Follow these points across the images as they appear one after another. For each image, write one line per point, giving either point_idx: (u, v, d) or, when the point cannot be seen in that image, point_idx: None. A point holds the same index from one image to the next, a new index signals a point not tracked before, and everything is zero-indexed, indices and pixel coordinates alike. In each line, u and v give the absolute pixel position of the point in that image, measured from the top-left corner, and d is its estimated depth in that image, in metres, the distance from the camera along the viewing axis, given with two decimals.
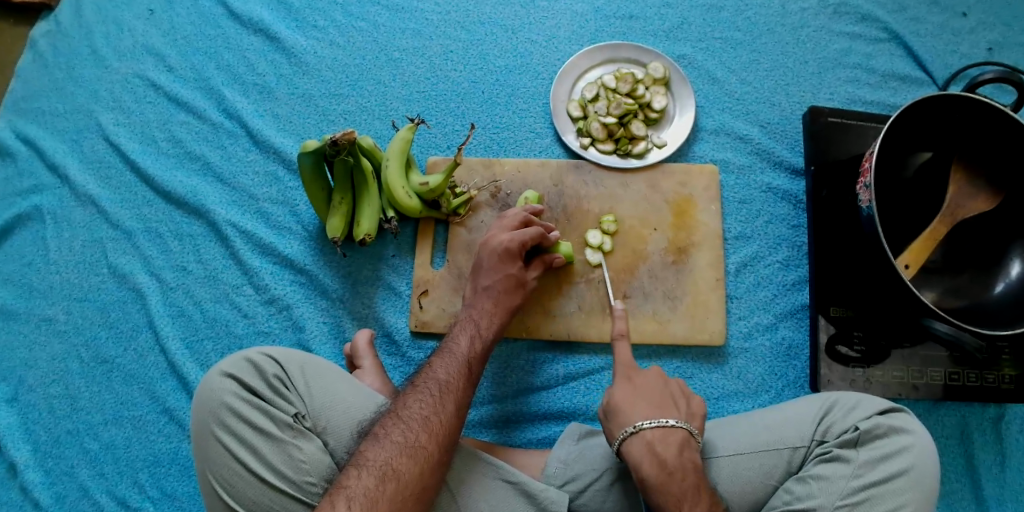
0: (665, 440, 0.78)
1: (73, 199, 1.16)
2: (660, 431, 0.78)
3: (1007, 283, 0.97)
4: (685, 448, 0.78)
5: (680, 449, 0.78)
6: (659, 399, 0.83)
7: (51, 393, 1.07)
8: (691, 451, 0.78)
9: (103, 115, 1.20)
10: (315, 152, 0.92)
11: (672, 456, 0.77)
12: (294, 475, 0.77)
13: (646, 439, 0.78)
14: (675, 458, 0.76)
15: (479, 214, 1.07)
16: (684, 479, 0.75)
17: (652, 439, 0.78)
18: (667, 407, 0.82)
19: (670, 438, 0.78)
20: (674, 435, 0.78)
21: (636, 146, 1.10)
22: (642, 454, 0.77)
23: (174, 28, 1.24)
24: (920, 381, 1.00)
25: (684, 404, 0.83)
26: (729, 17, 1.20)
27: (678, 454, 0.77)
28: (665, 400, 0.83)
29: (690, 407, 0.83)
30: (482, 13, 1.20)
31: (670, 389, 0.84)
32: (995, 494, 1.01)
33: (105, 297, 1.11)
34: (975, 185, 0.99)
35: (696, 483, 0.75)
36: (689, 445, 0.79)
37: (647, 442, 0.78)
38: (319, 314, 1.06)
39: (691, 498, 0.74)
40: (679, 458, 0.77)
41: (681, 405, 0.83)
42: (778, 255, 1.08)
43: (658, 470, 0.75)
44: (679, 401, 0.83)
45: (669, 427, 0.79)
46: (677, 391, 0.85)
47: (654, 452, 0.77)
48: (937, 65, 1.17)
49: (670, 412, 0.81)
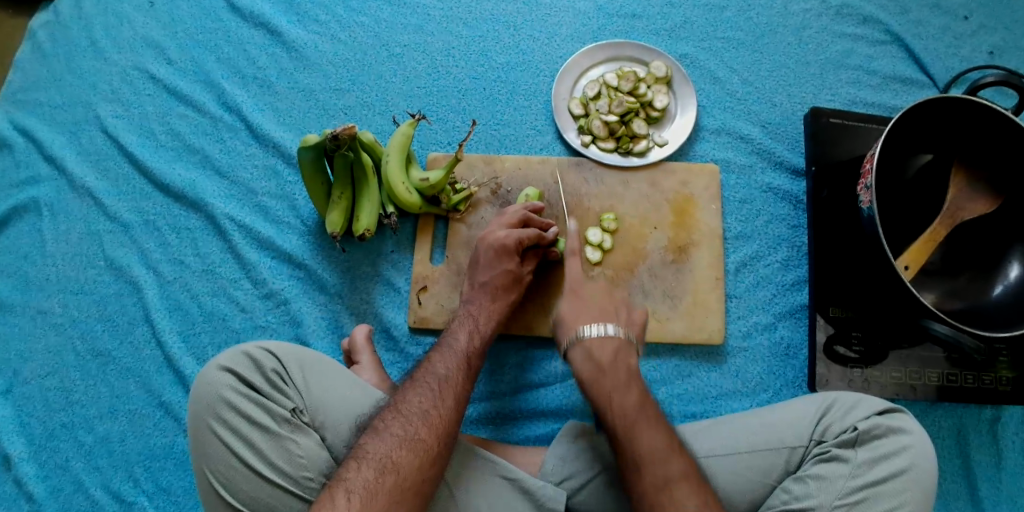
0: (601, 343, 0.83)
1: (70, 191, 1.15)
2: (598, 338, 0.83)
3: (1005, 286, 0.97)
4: (621, 351, 0.83)
5: (616, 352, 0.83)
6: (602, 309, 0.87)
7: (47, 386, 1.06)
8: (628, 355, 0.84)
9: (102, 107, 1.19)
10: (315, 146, 0.92)
11: (607, 358, 0.82)
12: (291, 470, 0.77)
13: (585, 346, 0.83)
14: (609, 359, 0.82)
15: (479, 210, 1.07)
16: (617, 375, 0.81)
17: (591, 347, 0.83)
18: (607, 316, 0.86)
19: (607, 343, 0.83)
20: (611, 342, 0.83)
21: (637, 145, 1.09)
22: (582, 360, 0.83)
23: (174, 20, 1.23)
24: (917, 382, 1.00)
25: (625, 314, 0.88)
26: (731, 17, 1.20)
27: (613, 356, 0.82)
28: (606, 311, 0.87)
29: (631, 316, 0.88)
30: (484, 9, 1.20)
31: (614, 302, 0.88)
32: (990, 495, 1.01)
33: (102, 290, 1.10)
34: (975, 188, 1.00)
35: (628, 379, 0.81)
36: (626, 350, 0.84)
37: (586, 349, 0.83)
38: (316, 308, 1.06)
39: (622, 391, 0.79)
40: (613, 360, 0.82)
41: (622, 315, 0.87)
42: (778, 255, 1.08)
43: (593, 370, 0.82)
44: (620, 313, 0.88)
45: (607, 334, 0.84)
46: (620, 304, 0.89)
47: (591, 357, 0.83)
48: (937, 68, 1.17)
49: (609, 321, 0.86)
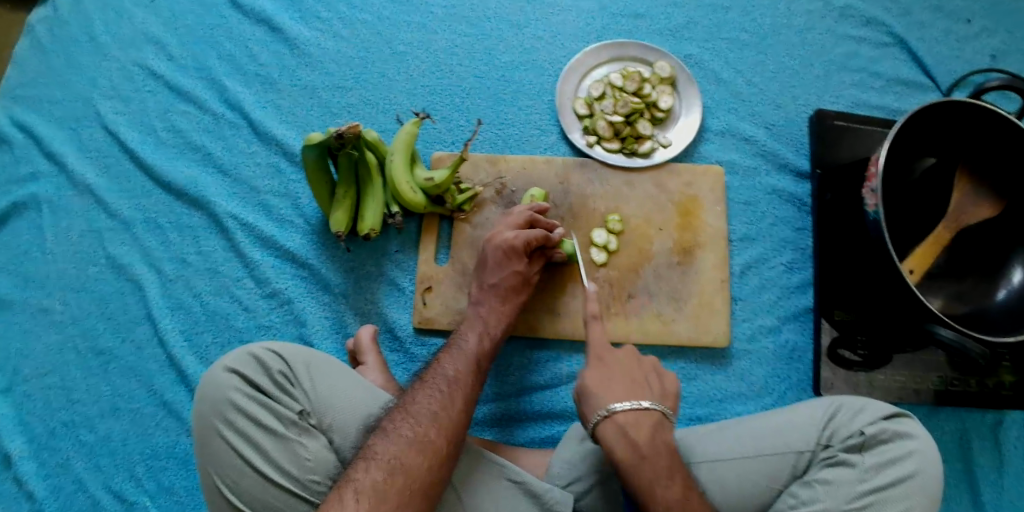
0: (637, 424, 0.78)
1: (70, 188, 1.14)
2: (634, 416, 0.78)
3: (1010, 289, 0.97)
4: (659, 430, 0.79)
5: (653, 432, 0.78)
6: (635, 378, 0.83)
7: (47, 384, 1.05)
8: (666, 432, 0.79)
9: (102, 104, 1.18)
10: (320, 144, 0.91)
11: (644, 439, 0.77)
12: (298, 473, 0.77)
13: (619, 425, 0.78)
14: (647, 440, 0.77)
15: (484, 211, 1.06)
16: (657, 461, 0.76)
17: (626, 426, 0.78)
18: (640, 391, 0.81)
19: (643, 421, 0.78)
20: (648, 420, 0.78)
21: (641, 145, 1.09)
22: (618, 440, 0.77)
23: (175, 16, 1.22)
24: (921, 386, 1.00)
25: (657, 384, 0.83)
26: (736, 18, 1.19)
27: (651, 438, 0.77)
28: (638, 382, 0.82)
29: (663, 385, 0.84)
30: (488, 8, 1.19)
31: (644, 372, 0.83)
32: (992, 497, 1.01)
33: (103, 288, 1.09)
34: (978, 193, 1.00)
35: (671, 464, 0.76)
36: (663, 427, 0.79)
37: (620, 427, 0.78)
38: (320, 308, 1.05)
39: (664, 482, 0.75)
40: (651, 442, 0.77)
41: (654, 384, 0.83)
42: (783, 257, 1.08)
43: (629, 451, 0.76)
44: (652, 381, 0.83)
45: (644, 410, 0.79)
46: (651, 372, 0.84)
47: (628, 437, 0.77)
48: (940, 70, 1.17)
49: (642, 394, 0.81)
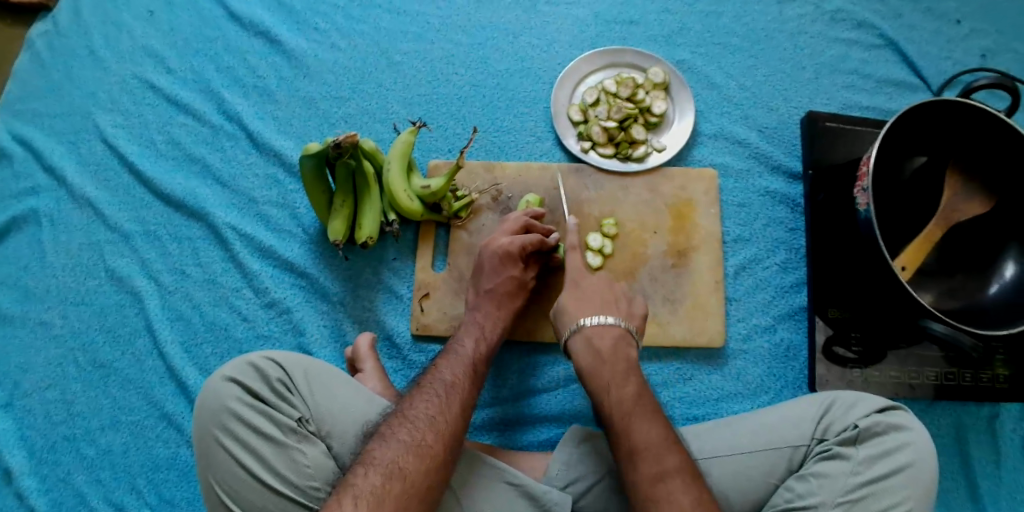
0: (600, 333, 0.88)
1: (70, 201, 1.15)
2: (598, 327, 0.88)
3: (1001, 285, 0.99)
4: (621, 342, 0.88)
5: (616, 342, 0.88)
6: (605, 300, 0.92)
7: (48, 398, 1.06)
8: (628, 346, 0.88)
9: (102, 117, 1.19)
10: (317, 154, 0.93)
11: (606, 348, 0.87)
12: (298, 480, 0.77)
13: (586, 335, 0.88)
14: (609, 349, 0.87)
15: (480, 217, 1.07)
16: (615, 365, 0.85)
17: (591, 336, 0.88)
18: (608, 309, 0.91)
19: (607, 332, 0.88)
20: (611, 331, 0.88)
21: (636, 150, 1.10)
22: (583, 347, 0.88)
23: (173, 30, 1.23)
24: (916, 381, 1.01)
25: (626, 306, 0.93)
26: (728, 23, 1.21)
27: (613, 345, 0.87)
28: (607, 302, 0.92)
29: (631, 308, 0.93)
30: (483, 17, 1.21)
31: (615, 293, 0.94)
32: (990, 493, 1.02)
33: (103, 301, 1.10)
34: (970, 189, 1.01)
35: (626, 369, 0.85)
36: (626, 340, 0.88)
37: (586, 336, 0.88)
38: (319, 317, 1.06)
39: (619, 382, 0.83)
40: (612, 350, 0.87)
41: (623, 307, 0.92)
42: (777, 258, 1.09)
43: (593, 359, 0.86)
44: (621, 304, 0.93)
45: (608, 324, 0.89)
46: (621, 297, 0.94)
47: (593, 345, 0.87)
48: (930, 71, 1.19)
49: (608, 312, 0.91)
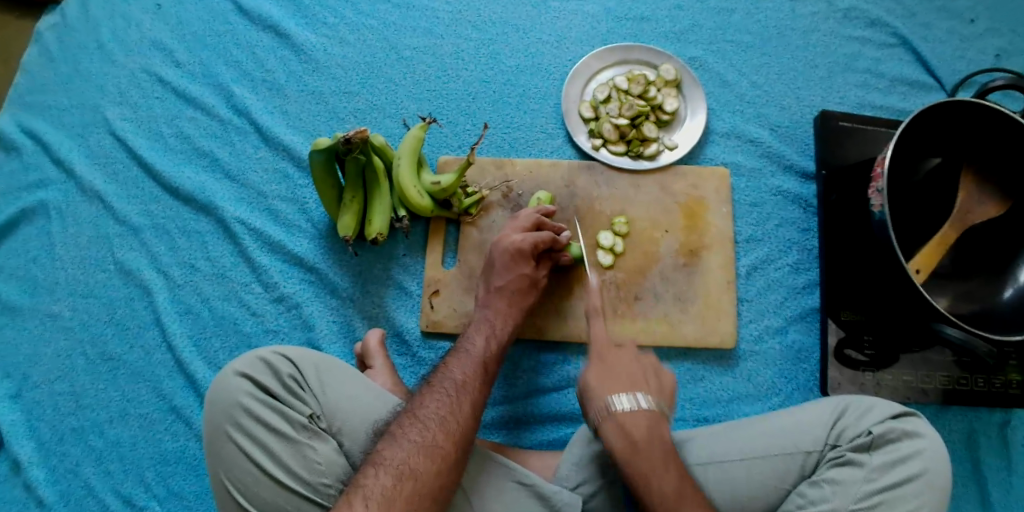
0: (623, 378, 0.83)
1: (79, 194, 1.15)
2: (631, 412, 0.79)
3: (1016, 288, 0.97)
4: (656, 426, 0.79)
5: (650, 427, 0.79)
6: (632, 378, 0.83)
7: (56, 390, 1.06)
8: (662, 428, 0.80)
9: (110, 110, 1.19)
10: (327, 149, 0.92)
11: (628, 394, 0.82)
12: (309, 476, 0.77)
13: (618, 421, 0.79)
14: (644, 436, 0.78)
15: (491, 214, 1.07)
16: (652, 453, 0.77)
17: (614, 383, 0.83)
18: (638, 386, 0.82)
19: (640, 417, 0.79)
20: (644, 416, 0.79)
21: (647, 148, 1.10)
22: (615, 435, 0.78)
23: (182, 23, 1.23)
24: (928, 385, 1.01)
25: (655, 381, 0.84)
26: (740, 20, 1.20)
27: (648, 432, 0.78)
28: (637, 380, 0.83)
29: (653, 348, 0.89)
30: (493, 12, 1.20)
31: (643, 369, 0.84)
32: (1002, 499, 1.02)
33: (112, 294, 1.10)
34: (984, 191, 1.01)
35: (664, 459, 0.77)
36: (660, 424, 0.79)
37: (619, 424, 0.79)
38: (328, 313, 1.06)
39: (660, 473, 0.75)
40: (648, 436, 0.78)
41: (653, 383, 0.84)
42: (788, 258, 1.08)
43: (628, 445, 0.77)
44: (642, 345, 0.88)
45: (640, 406, 0.80)
46: (649, 371, 0.85)
47: (626, 432, 0.78)
48: (944, 70, 1.17)
49: (639, 389, 0.82)
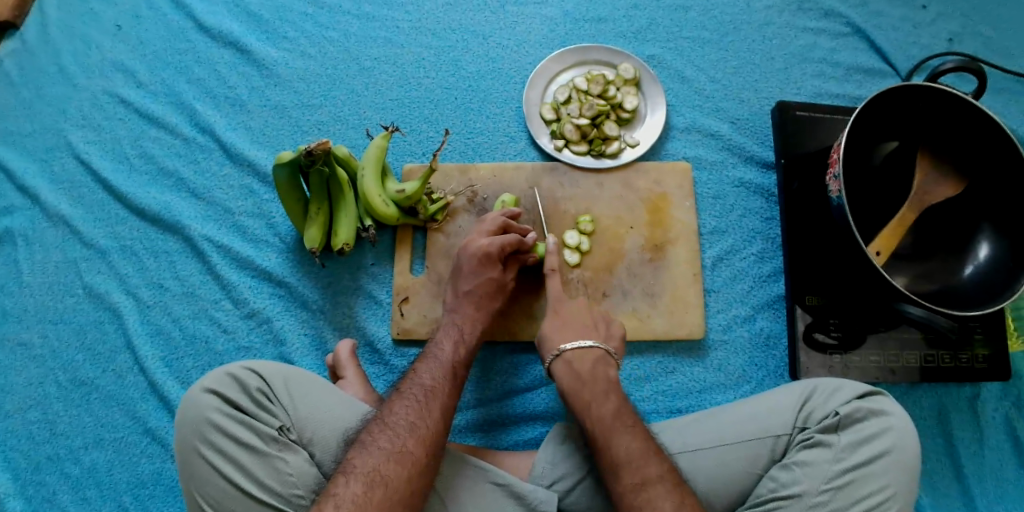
0: (580, 356, 0.90)
1: (45, 219, 1.14)
2: (577, 350, 0.91)
3: (975, 265, 1.00)
4: (600, 362, 0.91)
5: (595, 364, 0.90)
6: (582, 323, 0.95)
7: (29, 419, 1.05)
8: (607, 366, 0.90)
9: (73, 133, 1.18)
10: (290, 162, 0.93)
11: (586, 369, 0.89)
12: (281, 489, 0.77)
13: (566, 359, 0.91)
14: (588, 370, 0.89)
15: (457, 219, 1.07)
16: (596, 385, 0.87)
17: (570, 358, 0.91)
18: (588, 331, 0.94)
19: (586, 355, 0.91)
20: (589, 354, 0.91)
21: (609, 146, 1.11)
22: (564, 371, 0.90)
23: (142, 43, 1.23)
24: (897, 365, 1.03)
25: (604, 330, 0.96)
26: (696, 16, 1.21)
27: (592, 367, 0.89)
28: (587, 327, 0.95)
29: (610, 330, 0.96)
30: (452, 19, 1.21)
31: (594, 319, 0.97)
32: (975, 472, 1.05)
33: (82, 318, 1.09)
34: (942, 172, 1.01)
35: (606, 388, 0.87)
36: (605, 361, 0.91)
37: (567, 361, 0.91)
38: (299, 326, 1.06)
39: (600, 398, 0.85)
40: (592, 371, 0.89)
41: (601, 329, 0.96)
42: (753, 248, 1.10)
43: (574, 379, 0.88)
44: (600, 326, 0.96)
45: (587, 346, 0.91)
46: (599, 320, 0.97)
47: (572, 367, 0.90)
48: (899, 57, 1.20)
49: (588, 335, 0.94)
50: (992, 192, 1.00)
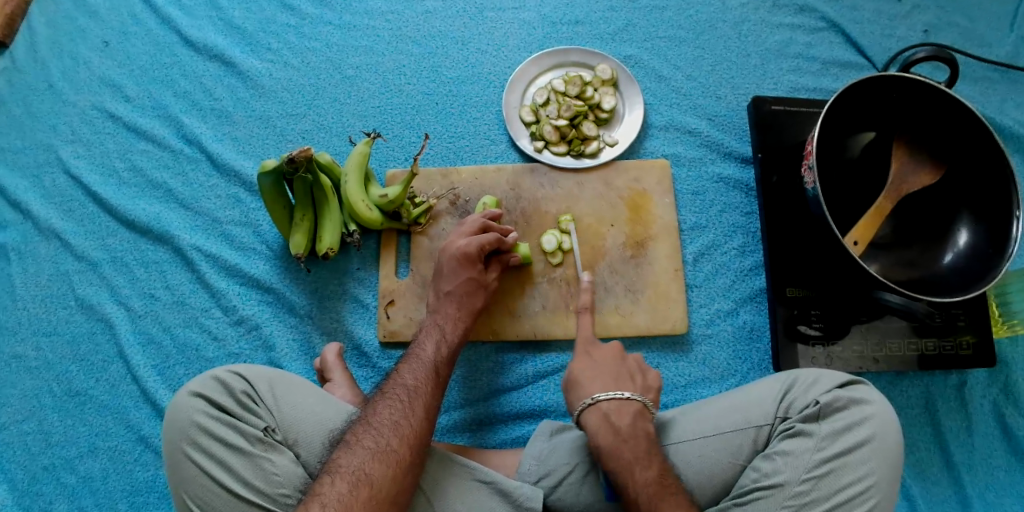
0: (619, 411, 0.85)
1: (37, 233, 1.16)
2: (616, 403, 0.86)
3: (955, 253, 1.01)
4: (639, 417, 0.85)
5: (634, 418, 0.84)
6: (617, 374, 0.90)
7: (25, 430, 1.07)
8: (646, 420, 0.85)
9: (63, 149, 1.21)
10: (274, 171, 0.94)
11: (626, 425, 0.83)
12: (267, 488, 0.78)
13: (603, 411, 0.85)
14: (628, 426, 0.83)
15: (440, 222, 1.09)
16: (636, 444, 0.81)
17: (609, 411, 0.85)
18: (622, 382, 0.89)
19: (625, 408, 0.85)
20: (629, 408, 0.85)
21: (588, 146, 1.12)
22: (600, 425, 0.84)
23: (129, 58, 1.25)
24: (880, 353, 1.03)
25: (640, 379, 0.91)
26: (672, 16, 1.23)
27: (632, 422, 0.84)
28: (622, 375, 0.90)
29: (647, 381, 0.91)
30: (432, 27, 1.23)
31: (629, 366, 0.92)
32: (964, 460, 1.05)
33: (75, 330, 1.11)
34: (917, 160, 1.03)
35: (648, 449, 0.81)
36: (644, 416, 0.86)
37: (604, 414, 0.85)
38: (288, 331, 1.08)
39: (642, 462, 0.80)
40: (632, 426, 0.84)
41: (638, 379, 0.91)
42: (734, 242, 1.11)
43: (613, 437, 0.82)
44: (635, 375, 0.91)
45: (624, 399, 0.86)
46: (634, 369, 0.92)
47: (610, 422, 0.84)
48: (874, 49, 1.21)
49: (625, 386, 0.89)
50: (970, 179, 1.01)
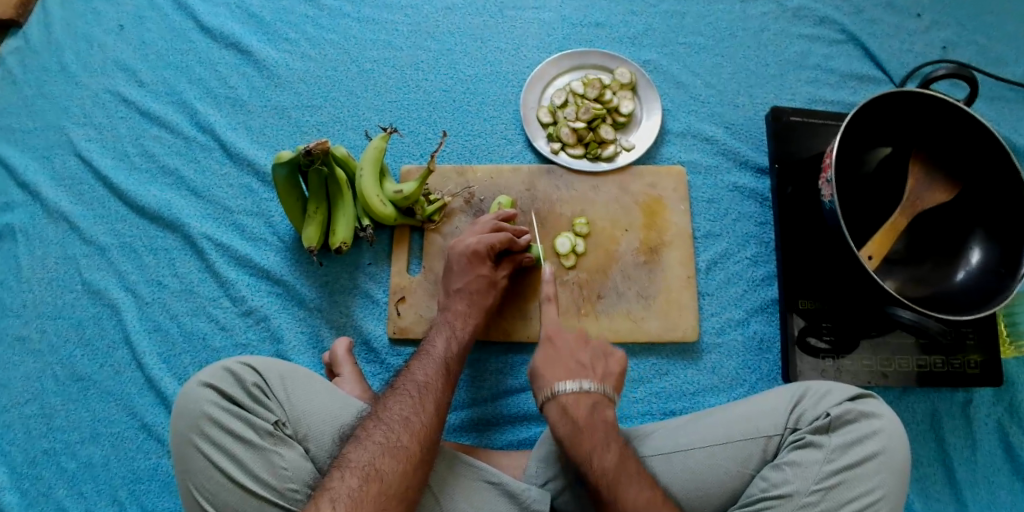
0: (577, 400, 0.84)
1: (45, 216, 1.15)
2: (575, 395, 0.84)
3: (968, 271, 1.01)
4: (598, 408, 0.84)
5: (592, 409, 0.83)
6: (576, 363, 0.88)
7: (26, 414, 1.06)
8: (606, 410, 0.84)
9: (74, 131, 1.20)
10: (290, 162, 0.93)
11: (582, 415, 0.83)
12: (276, 482, 0.77)
13: (562, 403, 0.84)
14: (585, 417, 0.83)
15: (454, 221, 1.09)
16: (595, 432, 0.81)
17: (567, 402, 0.84)
18: (584, 370, 0.87)
19: (583, 400, 0.84)
20: (587, 398, 0.84)
21: (605, 150, 1.12)
22: (559, 417, 0.83)
23: (145, 43, 1.24)
24: (890, 369, 1.03)
25: (601, 365, 0.89)
26: (692, 23, 1.23)
27: (589, 413, 0.83)
28: (583, 364, 0.88)
29: (608, 367, 0.89)
30: (451, 23, 1.22)
31: (591, 351, 0.90)
32: (968, 477, 1.05)
33: (80, 314, 1.10)
34: (932, 177, 1.01)
35: (605, 437, 0.81)
36: (604, 405, 0.85)
37: (563, 407, 0.84)
38: (296, 324, 1.07)
39: (601, 448, 0.80)
40: (590, 417, 0.83)
41: (599, 367, 0.88)
42: (748, 252, 1.11)
43: (569, 428, 0.82)
44: (596, 362, 0.89)
45: (584, 391, 0.85)
46: (597, 353, 0.90)
47: (568, 413, 0.83)
48: (893, 64, 1.21)
49: (585, 375, 0.87)
50: (986, 197, 1.00)
